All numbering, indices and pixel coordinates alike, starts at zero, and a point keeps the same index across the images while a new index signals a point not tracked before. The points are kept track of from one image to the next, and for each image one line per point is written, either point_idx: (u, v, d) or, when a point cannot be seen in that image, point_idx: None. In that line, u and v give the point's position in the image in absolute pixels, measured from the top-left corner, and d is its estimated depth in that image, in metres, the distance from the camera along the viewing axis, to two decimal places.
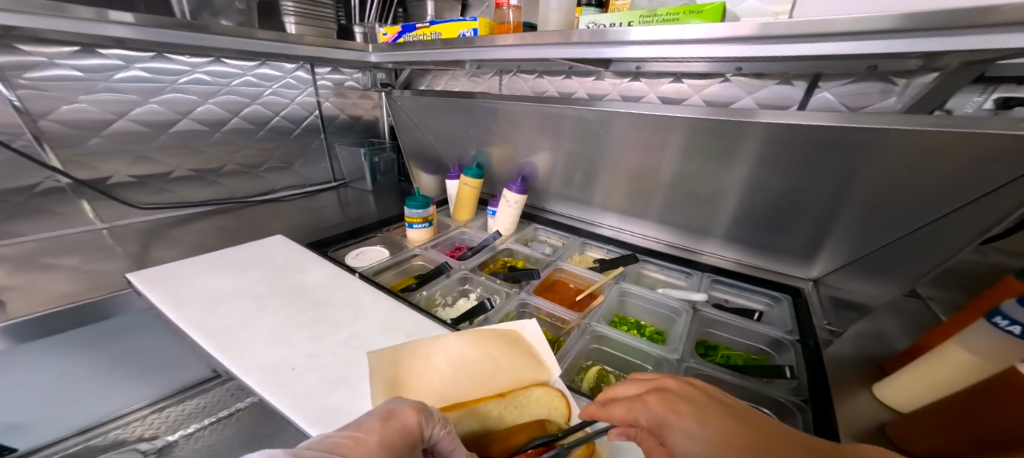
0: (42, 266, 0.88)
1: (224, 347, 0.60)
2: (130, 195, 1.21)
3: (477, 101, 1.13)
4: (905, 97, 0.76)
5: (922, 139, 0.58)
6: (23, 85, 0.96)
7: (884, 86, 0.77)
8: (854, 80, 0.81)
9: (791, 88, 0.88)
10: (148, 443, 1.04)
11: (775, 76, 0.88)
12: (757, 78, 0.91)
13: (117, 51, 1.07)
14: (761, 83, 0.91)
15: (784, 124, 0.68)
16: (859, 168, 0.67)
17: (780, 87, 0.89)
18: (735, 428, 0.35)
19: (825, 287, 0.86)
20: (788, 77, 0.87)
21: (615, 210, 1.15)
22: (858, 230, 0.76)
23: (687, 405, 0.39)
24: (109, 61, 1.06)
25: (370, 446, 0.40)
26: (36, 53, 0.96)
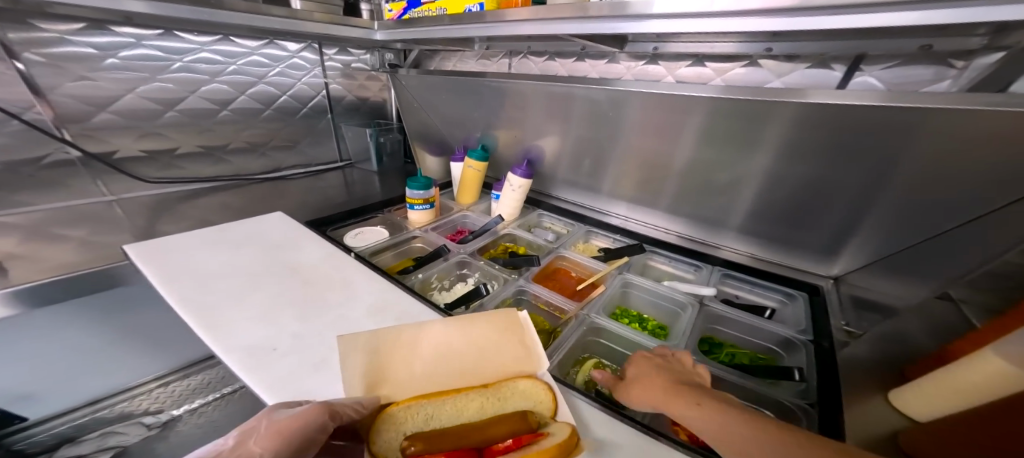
0: (50, 236, 0.89)
1: (209, 325, 0.59)
2: (140, 169, 1.21)
3: (484, 80, 1.08)
4: (963, 80, 0.66)
5: (973, 120, 0.51)
6: (34, 61, 0.96)
7: (938, 70, 0.68)
8: (902, 62, 0.71)
9: (827, 72, 0.79)
10: (152, 417, 1.19)
11: (808, 58, 0.80)
12: (788, 61, 0.83)
13: (126, 29, 1.06)
14: (791, 66, 0.83)
15: (817, 105, 0.62)
16: (898, 154, 0.61)
17: (815, 71, 0.80)
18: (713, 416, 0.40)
19: (845, 285, 0.80)
20: (825, 59, 0.78)
21: (624, 198, 1.09)
22: (891, 224, 0.70)
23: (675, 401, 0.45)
24: (120, 39, 1.06)
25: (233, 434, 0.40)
26: (51, 28, 0.96)
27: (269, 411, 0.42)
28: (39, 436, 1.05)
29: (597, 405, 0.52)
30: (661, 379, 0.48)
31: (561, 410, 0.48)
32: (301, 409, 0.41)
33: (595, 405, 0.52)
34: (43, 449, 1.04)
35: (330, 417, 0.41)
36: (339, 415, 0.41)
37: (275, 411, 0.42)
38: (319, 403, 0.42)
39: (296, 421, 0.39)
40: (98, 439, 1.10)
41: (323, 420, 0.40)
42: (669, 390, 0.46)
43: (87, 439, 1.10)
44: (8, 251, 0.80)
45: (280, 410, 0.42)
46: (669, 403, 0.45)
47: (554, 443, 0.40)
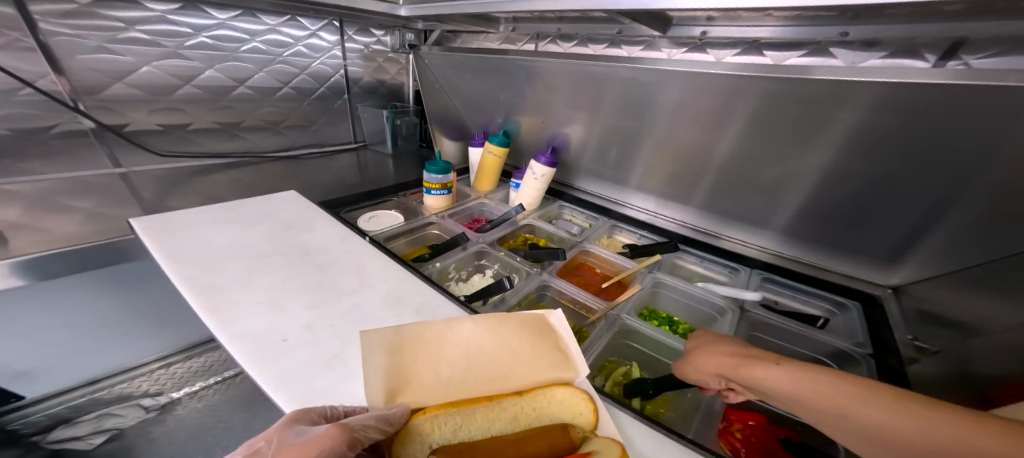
0: (58, 207, 0.85)
1: (212, 309, 0.55)
2: (154, 142, 1.17)
3: (512, 60, 1.00)
4: None
5: None
6: (55, 31, 0.93)
7: None
8: (1011, 50, 0.59)
9: (913, 61, 0.68)
10: (151, 400, 1.17)
11: (888, 45, 0.70)
12: (864, 48, 0.73)
13: (150, 2, 1.02)
14: (866, 55, 0.73)
15: (902, 87, 0.53)
16: (995, 145, 0.53)
17: (897, 59, 0.70)
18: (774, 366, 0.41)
19: (908, 297, 0.73)
20: (913, 45, 0.68)
21: (652, 192, 1.03)
22: (968, 226, 0.63)
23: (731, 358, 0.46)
24: (143, 13, 1.02)
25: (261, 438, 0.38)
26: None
27: (288, 427, 0.38)
28: (34, 416, 1.03)
29: (638, 417, 0.47)
30: (708, 341, 0.52)
31: (603, 424, 0.44)
32: (317, 430, 0.36)
33: (640, 421, 0.47)
34: (38, 429, 1.02)
35: (353, 444, 0.36)
36: (362, 441, 0.36)
37: (294, 426, 0.38)
38: (339, 425, 0.36)
39: (316, 449, 0.34)
40: (94, 421, 1.08)
41: (345, 449, 0.35)
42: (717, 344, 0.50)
43: (84, 420, 1.08)
44: (14, 221, 0.77)
45: (297, 428, 0.37)
46: (713, 356, 0.48)
47: None
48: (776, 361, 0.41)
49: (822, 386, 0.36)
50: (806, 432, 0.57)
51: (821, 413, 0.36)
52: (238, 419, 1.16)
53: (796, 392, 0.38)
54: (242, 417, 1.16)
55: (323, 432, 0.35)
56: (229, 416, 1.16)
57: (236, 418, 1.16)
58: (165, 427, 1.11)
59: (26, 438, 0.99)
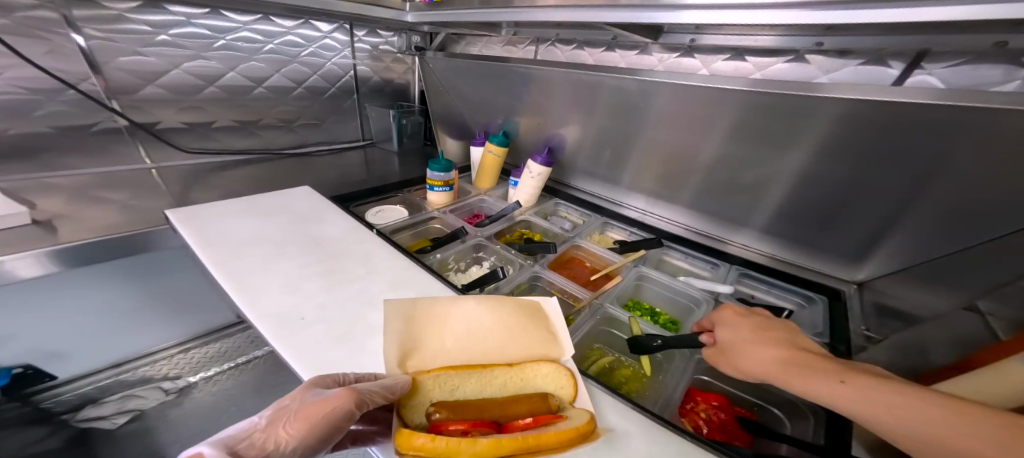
0: (95, 198, 0.93)
1: (241, 290, 0.62)
2: (180, 139, 1.26)
3: (511, 66, 1.06)
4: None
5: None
6: (93, 36, 1.01)
7: (1009, 68, 0.62)
8: (969, 60, 0.65)
9: (882, 69, 0.73)
10: (170, 383, 1.26)
11: (862, 54, 0.75)
12: (839, 56, 0.78)
13: (177, 7, 1.09)
14: (842, 63, 0.78)
15: (864, 102, 0.59)
16: (950, 154, 0.58)
17: (869, 67, 0.75)
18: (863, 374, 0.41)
19: (870, 292, 0.79)
20: (882, 56, 0.73)
21: (643, 192, 1.08)
22: (928, 229, 0.68)
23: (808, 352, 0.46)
24: (170, 17, 1.10)
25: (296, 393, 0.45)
26: (111, 6, 1.01)
27: (309, 388, 0.45)
28: (65, 396, 1.13)
29: (608, 391, 0.55)
30: (747, 338, 0.51)
31: (580, 396, 0.50)
32: (334, 392, 0.42)
33: (609, 394, 0.54)
34: (69, 408, 1.12)
35: (359, 406, 0.41)
36: (367, 404, 0.42)
37: (314, 388, 0.45)
38: (349, 389, 0.42)
39: (331, 406, 0.41)
40: (118, 402, 1.17)
41: (353, 409, 0.41)
42: (757, 343, 0.49)
43: (109, 400, 1.17)
44: (59, 211, 0.85)
45: (316, 390, 0.44)
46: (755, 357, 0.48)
47: (571, 427, 0.43)
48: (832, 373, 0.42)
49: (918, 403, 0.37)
50: (761, 412, 0.65)
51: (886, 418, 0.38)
52: (250, 402, 1.24)
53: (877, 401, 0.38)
54: (254, 400, 1.24)
55: (338, 393, 0.41)
56: (242, 399, 1.25)
57: (249, 401, 1.24)
58: (183, 408, 1.19)
59: (57, 416, 1.09)
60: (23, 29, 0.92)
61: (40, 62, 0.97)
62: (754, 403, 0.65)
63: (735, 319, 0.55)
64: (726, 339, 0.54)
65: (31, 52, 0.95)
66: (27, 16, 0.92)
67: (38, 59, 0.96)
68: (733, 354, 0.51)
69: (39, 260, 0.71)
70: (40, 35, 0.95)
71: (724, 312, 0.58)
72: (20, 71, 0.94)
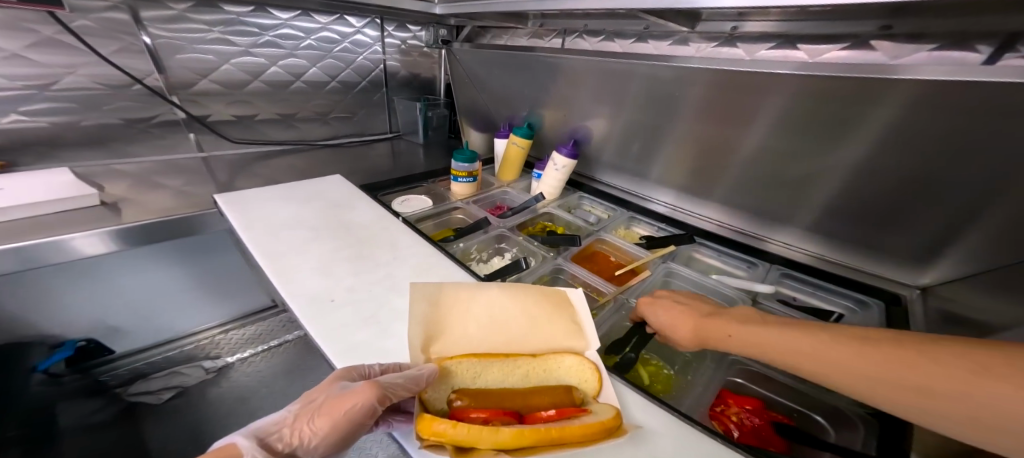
0: (153, 184, 1.00)
1: (277, 271, 0.64)
2: (228, 130, 1.32)
3: (539, 56, 1.04)
4: None
5: None
6: (158, 35, 1.07)
7: None
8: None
9: (965, 54, 0.64)
10: (210, 362, 1.32)
11: (937, 37, 0.66)
12: (909, 42, 0.69)
13: (231, 6, 1.15)
14: (912, 48, 0.69)
15: (938, 84, 0.52)
16: None
17: (947, 53, 0.66)
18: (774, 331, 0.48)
19: (934, 298, 0.72)
20: (962, 39, 0.64)
21: (673, 186, 1.04)
22: (1010, 229, 0.60)
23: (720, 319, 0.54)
24: (224, 16, 1.15)
25: (321, 385, 0.46)
26: (173, 6, 1.07)
27: (335, 381, 0.45)
28: (118, 370, 1.22)
29: (635, 388, 0.52)
30: (678, 323, 0.56)
31: (604, 391, 0.48)
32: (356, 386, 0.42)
33: (636, 391, 0.51)
34: (120, 382, 1.20)
35: (383, 399, 0.41)
36: (390, 398, 0.41)
37: (340, 381, 0.45)
38: (371, 382, 0.42)
39: (355, 400, 0.41)
40: (165, 377, 1.24)
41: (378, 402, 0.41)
42: (683, 324, 0.56)
43: (156, 376, 1.24)
44: (121, 195, 0.91)
45: (341, 384, 0.44)
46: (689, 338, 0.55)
47: (597, 421, 0.41)
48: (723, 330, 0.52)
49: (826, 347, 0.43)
50: (800, 418, 0.60)
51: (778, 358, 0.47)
52: (281, 383, 1.29)
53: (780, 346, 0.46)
54: (285, 382, 1.30)
55: (359, 387, 0.41)
56: (275, 380, 1.30)
57: (280, 384, 1.29)
58: (221, 387, 1.25)
59: (111, 389, 1.18)
60: (100, 30, 1.00)
61: (113, 60, 1.04)
62: (794, 409, 0.61)
63: (656, 305, 0.61)
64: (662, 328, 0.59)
65: (106, 50, 1.02)
66: (103, 18, 0.99)
67: (112, 57, 1.03)
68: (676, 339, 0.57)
69: (98, 238, 0.75)
70: (116, 36, 1.02)
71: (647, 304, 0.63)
72: (94, 68, 1.02)
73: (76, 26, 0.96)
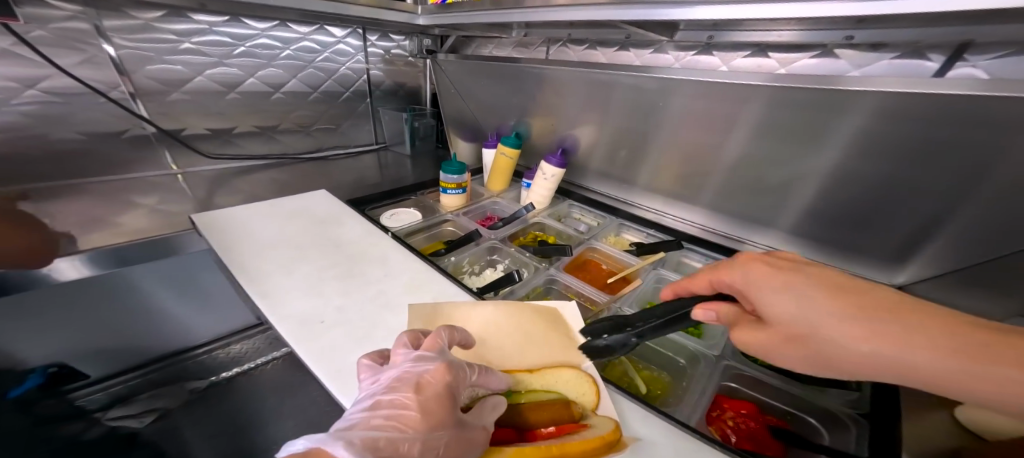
0: (125, 203, 0.96)
1: (263, 293, 0.62)
2: (202, 145, 1.28)
3: (524, 67, 1.05)
4: None
5: None
6: (123, 45, 1.04)
7: None
8: (1019, 51, 0.60)
9: (919, 63, 0.69)
10: (200, 382, 1.26)
11: (897, 47, 0.71)
12: (871, 50, 0.74)
13: (200, 16, 1.12)
14: (875, 57, 0.74)
15: (899, 96, 0.56)
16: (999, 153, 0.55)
17: (904, 61, 0.71)
18: (926, 333, 0.33)
19: (910, 297, 0.75)
20: (918, 48, 0.69)
21: (660, 192, 1.06)
22: (973, 228, 0.64)
23: (831, 300, 0.37)
24: (194, 25, 1.12)
25: (422, 404, 0.41)
26: (138, 16, 1.03)
27: (447, 406, 0.42)
28: (95, 395, 1.15)
29: (632, 398, 0.52)
30: (832, 311, 0.36)
31: (602, 405, 0.48)
32: (472, 430, 0.42)
33: (633, 401, 0.51)
34: (99, 406, 1.14)
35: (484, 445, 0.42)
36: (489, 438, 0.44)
37: (452, 405, 0.43)
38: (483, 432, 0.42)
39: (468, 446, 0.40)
40: (146, 401, 1.17)
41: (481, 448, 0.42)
42: (831, 304, 0.37)
43: (137, 400, 1.17)
44: (90, 215, 0.87)
45: (455, 415, 0.42)
46: (837, 327, 0.36)
47: (597, 436, 0.41)
48: (873, 322, 0.35)
49: (974, 359, 0.31)
50: (794, 421, 0.61)
51: (909, 367, 0.33)
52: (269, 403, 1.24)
53: (902, 353, 0.33)
54: (273, 401, 1.25)
55: (478, 436, 0.41)
56: (262, 399, 1.25)
57: (268, 403, 1.24)
58: (205, 407, 1.19)
59: (91, 414, 1.11)
60: (60, 40, 0.96)
61: (74, 72, 1.00)
62: (788, 412, 0.62)
63: (765, 281, 0.42)
64: (786, 315, 0.39)
65: (65, 61, 0.98)
66: (63, 28, 0.95)
67: (73, 69, 1.00)
68: (809, 338, 0.38)
69: (87, 266, 0.74)
70: (75, 46, 0.98)
71: (757, 272, 0.43)
72: (56, 80, 0.98)
73: (32, 36, 0.92)
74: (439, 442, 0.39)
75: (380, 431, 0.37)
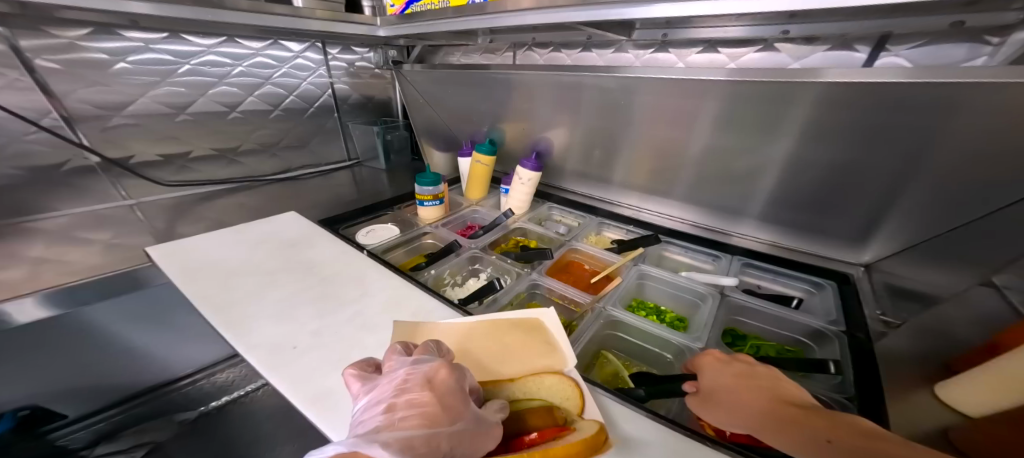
0: (75, 240, 0.90)
1: (229, 323, 0.59)
2: (154, 173, 1.22)
3: (491, 72, 1.05)
4: (999, 57, 0.60)
5: (1009, 94, 0.49)
6: (47, 66, 0.97)
7: (972, 45, 0.63)
8: (931, 40, 0.66)
9: (848, 54, 0.73)
10: (191, 412, 1.21)
11: (827, 39, 0.74)
12: (806, 43, 0.77)
13: (134, 33, 1.06)
14: (808, 49, 0.77)
15: (842, 85, 0.58)
16: (938, 131, 0.57)
17: (836, 53, 0.74)
18: (782, 410, 0.40)
19: (878, 273, 0.77)
20: (845, 40, 0.73)
21: (636, 188, 1.07)
22: (926, 203, 0.67)
23: (731, 379, 0.46)
24: (128, 43, 1.06)
25: (436, 404, 0.41)
26: (61, 34, 0.97)
27: (464, 401, 0.43)
28: (79, 433, 1.08)
29: (621, 400, 0.51)
30: (728, 386, 0.46)
31: (588, 407, 0.47)
32: (490, 422, 0.42)
33: (623, 402, 0.51)
34: (84, 445, 1.07)
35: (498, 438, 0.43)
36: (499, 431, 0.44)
37: (467, 399, 0.43)
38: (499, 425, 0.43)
39: (487, 437, 0.41)
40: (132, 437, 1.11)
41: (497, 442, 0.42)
42: (731, 382, 0.46)
43: (121, 437, 1.11)
44: (37, 255, 0.82)
45: (472, 410, 0.43)
46: (724, 398, 0.45)
47: (580, 439, 0.40)
48: (754, 401, 0.42)
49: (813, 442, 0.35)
50: None
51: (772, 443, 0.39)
52: (259, 430, 1.17)
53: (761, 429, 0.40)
54: (262, 429, 1.18)
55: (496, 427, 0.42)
56: (252, 427, 1.19)
57: (262, 428, 1.19)
58: (195, 439, 1.13)
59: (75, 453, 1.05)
60: None
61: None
62: None
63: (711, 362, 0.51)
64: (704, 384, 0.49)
65: None
66: None
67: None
68: (708, 403, 0.46)
69: (39, 308, 0.69)
70: None
71: (707, 356, 0.52)
72: None
73: None
74: (463, 434, 0.39)
75: (406, 431, 0.37)
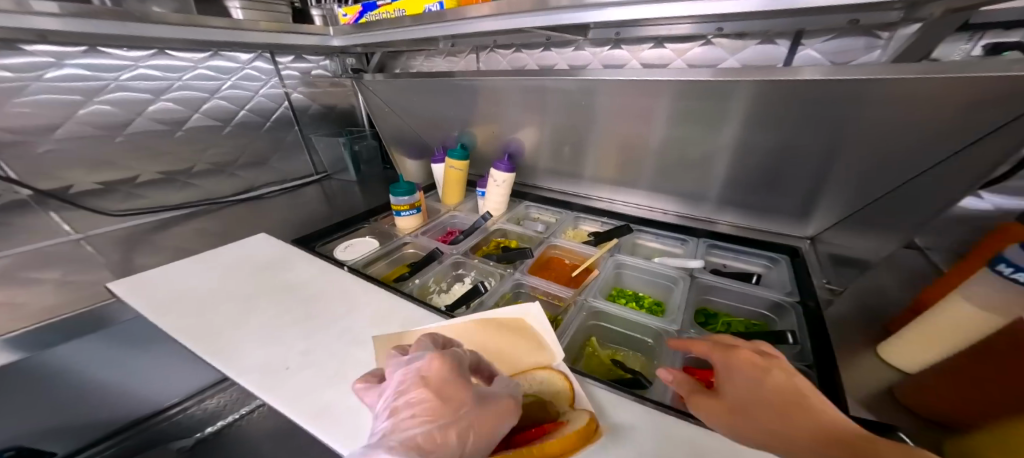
0: (18, 282, 0.83)
1: (213, 351, 0.58)
2: (98, 202, 1.15)
3: (456, 79, 1.06)
4: (891, 48, 0.73)
5: (903, 86, 0.57)
6: None
7: (870, 39, 0.75)
8: (837, 35, 0.78)
9: (773, 47, 0.83)
10: (186, 440, 1.18)
11: (756, 35, 0.84)
12: (738, 38, 0.86)
13: (41, 47, 0.96)
14: (742, 43, 0.86)
15: (772, 80, 0.65)
16: (856, 116, 0.65)
17: (763, 46, 0.85)
18: (780, 416, 0.38)
19: (822, 244, 0.86)
20: (769, 36, 0.83)
21: (607, 181, 1.11)
22: (854, 180, 0.74)
23: (737, 371, 0.43)
24: (35, 59, 0.96)
25: (435, 402, 0.43)
26: None
27: (463, 386, 0.45)
28: None
29: (612, 389, 0.55)
30: (740, 380, 0.42)
31: (580, 398, 0.50)
32: (498, 400, 0.45)
33: (612, 390, 0.54)
34: None
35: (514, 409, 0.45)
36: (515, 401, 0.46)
37: (467, 383, 0.46)
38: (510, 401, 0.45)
39: (499, 416, 0.43)
40: None
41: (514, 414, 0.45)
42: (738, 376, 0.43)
43: None
44: None
45: (476, 390, 0.45)
46: (732, 390, 0.43)
47: (576, 428, 0.43)
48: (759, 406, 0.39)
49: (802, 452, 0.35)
50: None
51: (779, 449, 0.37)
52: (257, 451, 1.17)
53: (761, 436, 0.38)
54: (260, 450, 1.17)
55: (505, 401, 0.45)
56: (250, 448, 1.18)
57: (262, 447, 1.18)
58: None
59: None
60: None
61: None
62: None
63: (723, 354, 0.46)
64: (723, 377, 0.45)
65: None
66: None
67: None
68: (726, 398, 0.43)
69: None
70: None
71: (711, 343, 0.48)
72: None
73: None
74: (468, 421, 0.42)
75: (412, 433, 0.40)
